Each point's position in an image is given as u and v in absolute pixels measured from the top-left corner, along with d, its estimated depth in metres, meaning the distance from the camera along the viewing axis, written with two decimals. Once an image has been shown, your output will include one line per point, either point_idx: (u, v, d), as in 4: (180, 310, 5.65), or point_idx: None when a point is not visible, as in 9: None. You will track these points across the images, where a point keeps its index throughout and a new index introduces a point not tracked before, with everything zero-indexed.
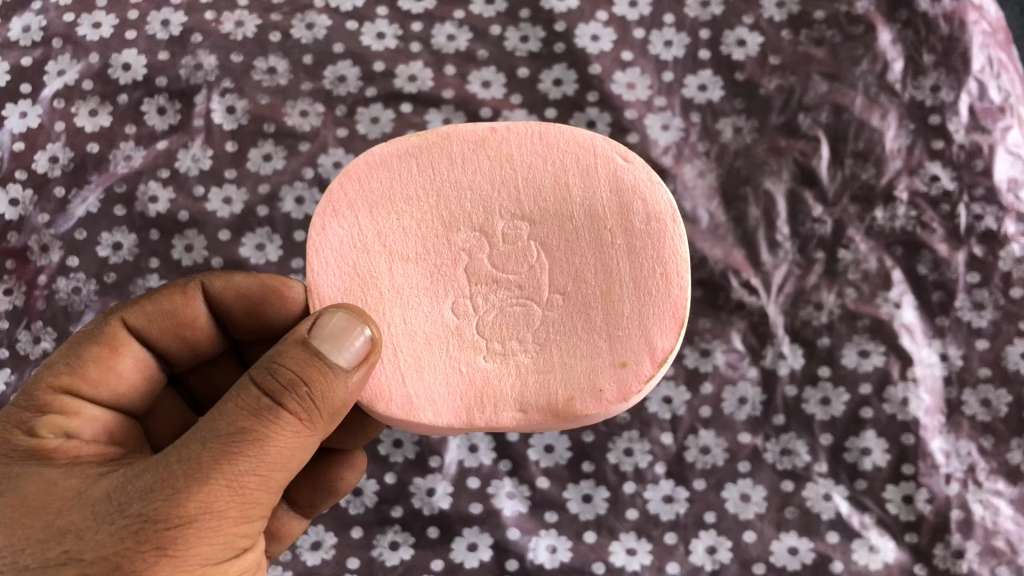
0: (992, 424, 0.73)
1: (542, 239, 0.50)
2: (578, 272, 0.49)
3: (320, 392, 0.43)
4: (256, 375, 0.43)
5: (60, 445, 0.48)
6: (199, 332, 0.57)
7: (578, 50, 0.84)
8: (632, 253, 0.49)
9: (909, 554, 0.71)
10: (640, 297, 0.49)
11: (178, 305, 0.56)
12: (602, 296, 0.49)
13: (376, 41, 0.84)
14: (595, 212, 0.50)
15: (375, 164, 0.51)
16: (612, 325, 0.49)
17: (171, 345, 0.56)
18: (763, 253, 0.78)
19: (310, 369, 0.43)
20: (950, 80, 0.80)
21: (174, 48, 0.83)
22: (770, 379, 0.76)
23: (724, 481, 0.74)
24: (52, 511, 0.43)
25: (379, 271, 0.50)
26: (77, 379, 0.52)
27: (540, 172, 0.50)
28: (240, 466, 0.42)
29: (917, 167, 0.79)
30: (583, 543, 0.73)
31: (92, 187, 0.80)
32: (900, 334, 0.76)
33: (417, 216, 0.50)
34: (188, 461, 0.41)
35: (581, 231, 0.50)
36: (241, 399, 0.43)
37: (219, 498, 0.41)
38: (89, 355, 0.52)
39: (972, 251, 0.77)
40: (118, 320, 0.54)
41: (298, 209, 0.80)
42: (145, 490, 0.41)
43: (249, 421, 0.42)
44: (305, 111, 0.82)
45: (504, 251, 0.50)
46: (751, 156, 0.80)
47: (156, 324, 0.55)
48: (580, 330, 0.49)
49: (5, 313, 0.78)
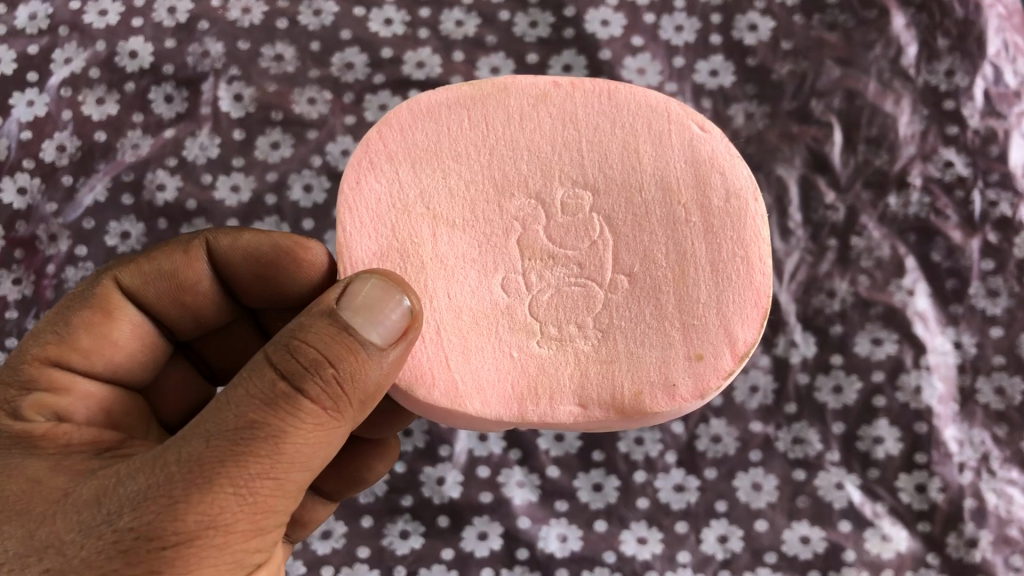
0: (1006, 413, 0.73)
1: (607, 212, 0.48)
2: (648, 251, 0.47)
3: (347, 373, 0.41)
4: (273, 356, 0.41)
5: (48, 432, 0.46)
6: (202, 296, 0.56)
7: (587, 36, 0.83)
8: (709, 234, 0.47)
9: (922, 543, 0.71)
10: (716, 282, 0.47)
11: (179, 266, 0.55)
12: (675, 278, 0.47)
13: (384, 28, 0.84)
14: (667, 184, 0.48)
15: (422, 113, 0.49)
16: (686, 313, 0.47)
17: (171, 312, 0.55)
18: (775, 240, 0.77)
19: (338, 348, 0.41)
20: (965, 65, 0.79)
21: (181, 35, 0.83)
22: (782, 367, 0.75)
23: (735, 470, 0.74)
24: (34, 519, 0.40)
25: (420, 234, 0.47)
26: (67, 349, 0.51)
27: (607, 136, 0.49)
28: (249, 470, 0.39)
29: (931, 153, 0.78)
30: (593, 532, 0.73)
31: (99, 175, 0.80)
32: (913, 322, 0.75)
33: (465, 178, 0.48)
34: (189, 466, 0.39)
35: (652, 207, 0.48)
36: (255, 387, 0.40)
37: (223, 509, 0.39)
38: (81, 321, 0.52)
39: (987, 238, 0.76)
40: (111, 281, 0.53)
41: (306, 197, 0.79)
42: (139, 500, 0.38)
43: (261, 415, 0.39)
44: (312, 99, 0.82)
45: (563, 223, 0.48)
46: (763, 142, 0.79)
47: (153, 287, 0.54)
48: (649, 317, 0.47)
49: (14, 303, 0.78)
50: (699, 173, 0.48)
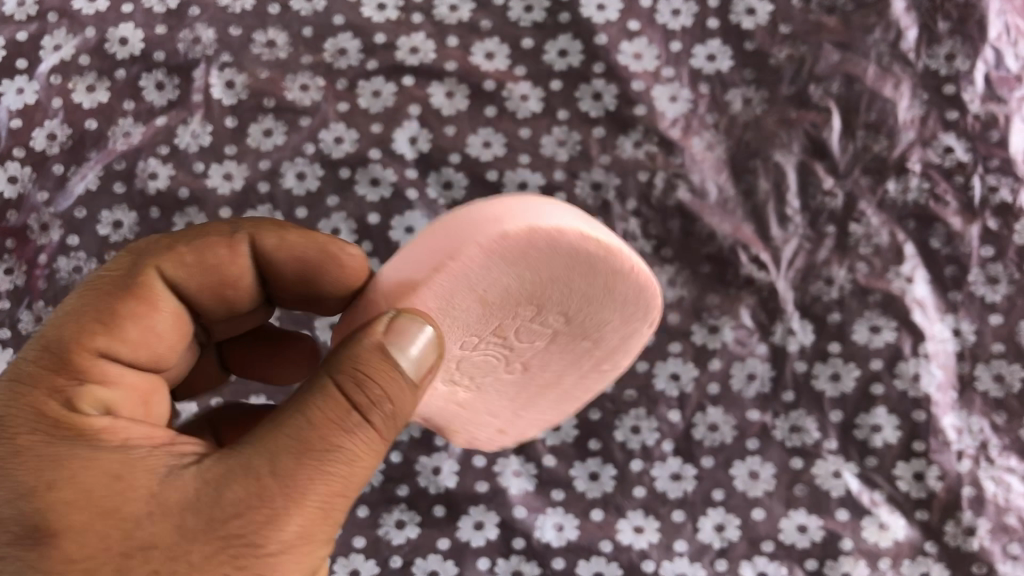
0: (1005, 400, 0.72)
1: (560, 344, 0.52)
2: (549, 371, 0.55)
3: (401, 406, 0.42)
4: (340, 379, 0.41)
5: (104, 428, 0.41)
6: (242, 293, 0.50)
7: (583, 20, 0.82)
8: (584, 379, 0.56)
9: (920, 531, 0.71)
10: (556, 403, 0.59)
11: (222, 261, 0.49)
12: (544, 382, 0.56)
13: (377, 12, 0.82)
14: (598, 349, 0.53)
15: (547, 238, 0.42)
16: (527, 404, 0.58)
17: (210, 306, 0.50)
18: (773, 227, 0.77)
19: (393, 386, 0.42)
20: (966, 48, 0.78)
21: (171, 21, 0.82)
22: (780, 355, 0.75)
23: (732, 459, 0.73)
24: (128, 518, 0.38)
25: (462, 310, 0.45)
26: (114, 340, 0.45)
27: (620, 316, 0.50)
28: (335, 486, 0.40)
29: (931, 139, 0.77)
30: (590, 521, 0.72)
31: (91, 164, 0.79)
32: (912, 309, 0.74)
33: (520, 296, 0.45)
34: (285, 478, 0.39)
35: (583, 352, 0.53)
36: (330, 407, 0.40)
37: (313, 520, 0.39)
38: (128, 312, 0.46)
39: (987, 224, 0.75)
40: (154, 269, 0.47)
41: (299, 185, 0.79)
42: (235, 510, 0.38)
43: (340, 439, 0.40)
44: (305, 85, 0.81)
45: (534, 340, 0.51)
46: (761, 128, 0.79)
47: (197, 279, 0.48)
48: (507, 397, 0.57)
49: (7, 293, 0.78)
50: (624, 351, 0.54)
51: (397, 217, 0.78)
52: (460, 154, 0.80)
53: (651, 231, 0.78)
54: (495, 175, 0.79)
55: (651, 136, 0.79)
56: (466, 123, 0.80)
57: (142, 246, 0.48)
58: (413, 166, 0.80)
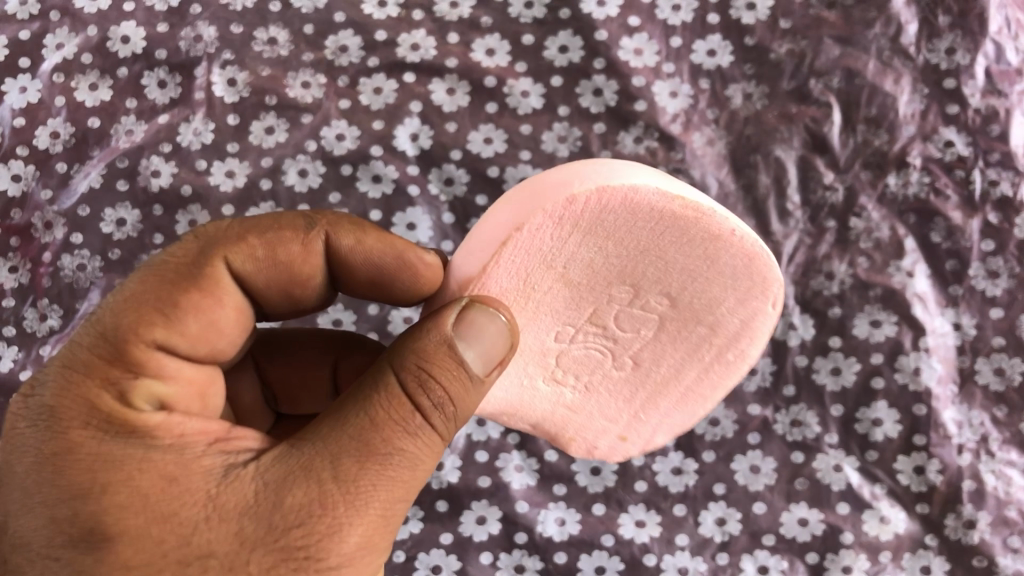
0: (1006, 394, 0.72)
1: (665, 327, 0.48)
2: (659, 359, 0.51)
3: (461, 408, 0.42)
4: (404, 379, 0.40)
5: (161, 423, 0.40)
6: (309, 291, 0.49)
7: (583, 16, 0.82)
8: (703, 374, 0.52)
9: (920, 524, 0.71)
10: (678, 404, 0.54)
11: (294, 257, 0.47)
12: (660, 381, 0.52)
13: (378, 9, 0.83)
14: (711, 329, 0.49)
15: (621, 200, 0.40)
16: (649, 401, 0.54)
17: (275, 300, 0.49)
18: (773, 222, 0.77)
19: (457, 387, 0.41)
20: (966, 42, 0.78)
21: (173, 20, 0.82)
22: (781, 349, 0.75)
23: (733, 453, 0.74)
24: (186, 526, 0.38)
25: (541, 286, 0.44)
26: (173, 333, 0.43)
27: (719, 287, 0.45)
28: (392, 493, 0.39)
29: (932, 133, 0.77)
30: (591, 515, 0.73)
31: (94, 162, 0.80)
32: (912, 303, 0.75)
33: (604, 271, 0.44)
34: (345, 485, 0.38)
35: (688, 335, 0.49)
36: (391, 409, 0.40)
37: (372, 532, 0.39)
38: (190, 304, 0.44)
39: (988, 218, 0.75)
40: (219, 259, 0.45)
41: (301, 182, 0.79)
42: (295, 519, 0.38)
43: (402, 444, 0.39)
44: (307, 83, 0.81)
45: (633, 322, 0.48)
46: (762, 123, 0.79)
47: (265, 273, 0.47)
48: (627, 392, 0.53)
49: (11, 290, 0.78)
50: (747, 337, 0.49)
51: (398, 214, 0.78)
52: (461, 151, 0.80)
53: None
54: (496, 171, 0.79)
55: (651, 131, 0.79)
56: (468, 120, 0.81)
57: (211, 232, 0.46)
58: (415, 163, 0.80)
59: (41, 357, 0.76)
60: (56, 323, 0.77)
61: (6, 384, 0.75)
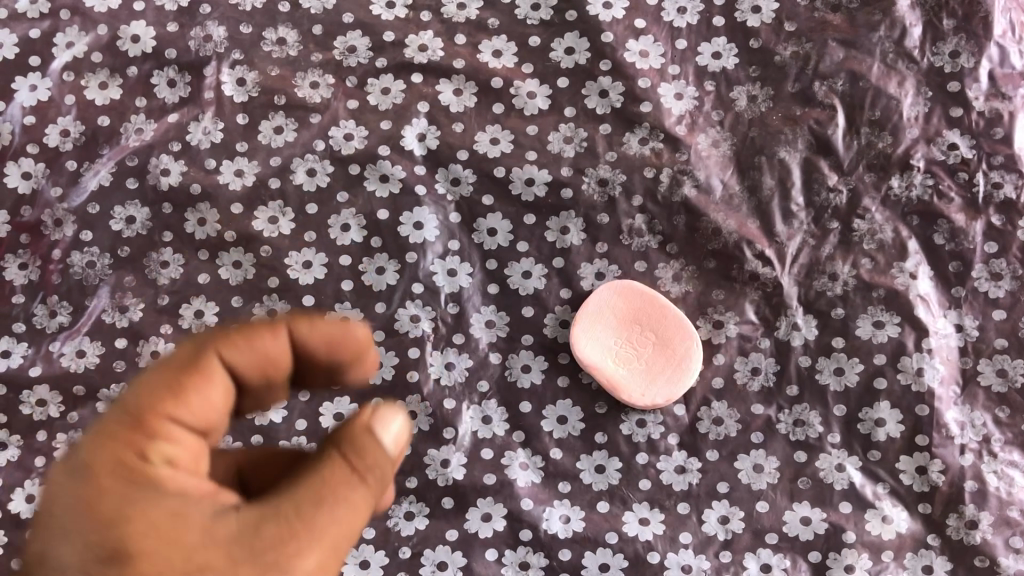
0: (1008, 395, 0.73)
1: None
2: None
3: (386, 476, 0.44)
4: (347, 449, 0.42)
5: (168, 476, 0.41)
6: (282, 381, 0.46)
7: (589, 18, 0.83)
8: None
9: (922, 524, 0.72)
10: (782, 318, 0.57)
11: (267, 344, 0.45)
12: None
13: (386, 10, 0.83)
14: None
15: None
16: None
17: (255, 386, 0.46)
18: (777, 223, 0.78)
19: (384, 463, 0.43)
20: (971, 46, 0.79)
21: (182, 19, 0.83)
22: (784, 349, 0.76)
23: (737, 452, 0.74)
24: (176, 554, 0.39)
25: None
26: (181, 406, 0.42)
27: None
28: (340, 540, 0.41)
29: (935, 136, 0.78)
30: (595, 512, 0.74)
31: (104, 160, 0.80)
32: (915, 305, 0.75)
33: None
34: (305, 527, 0.40)
35: None
36: (337, 471, 0.42)
37: (327, 559, 0.41)
38: (181, 386, 0.42)
39: (991, 220, 0.76)
40: (216, 352, 0.43)
41: (310, 181, 0.80)
42: (263, 553, 0.39)
43: (351, 499, 0.42)
44: (315, 83, 0.82)
45: None
46: (766, 125, 0.80)
47: (248, 359, 0.44)
48: None
49: (21, 287, 0.78)
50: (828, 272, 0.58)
51: (406, 214, 0.79)
52: (468, 151, 0.81)
53: (656, 227, 0.78)
54: (502, 172, 0.80)
55: (656, 133, 0.80)
56: (474, 120, 0.81)
57: (203, 333, 0.44)
58: (422, 163, 0.81)
59: (51, 353, 0.77)
60: (67, 320, 0.78)
61: (16, 379, 0.76)
